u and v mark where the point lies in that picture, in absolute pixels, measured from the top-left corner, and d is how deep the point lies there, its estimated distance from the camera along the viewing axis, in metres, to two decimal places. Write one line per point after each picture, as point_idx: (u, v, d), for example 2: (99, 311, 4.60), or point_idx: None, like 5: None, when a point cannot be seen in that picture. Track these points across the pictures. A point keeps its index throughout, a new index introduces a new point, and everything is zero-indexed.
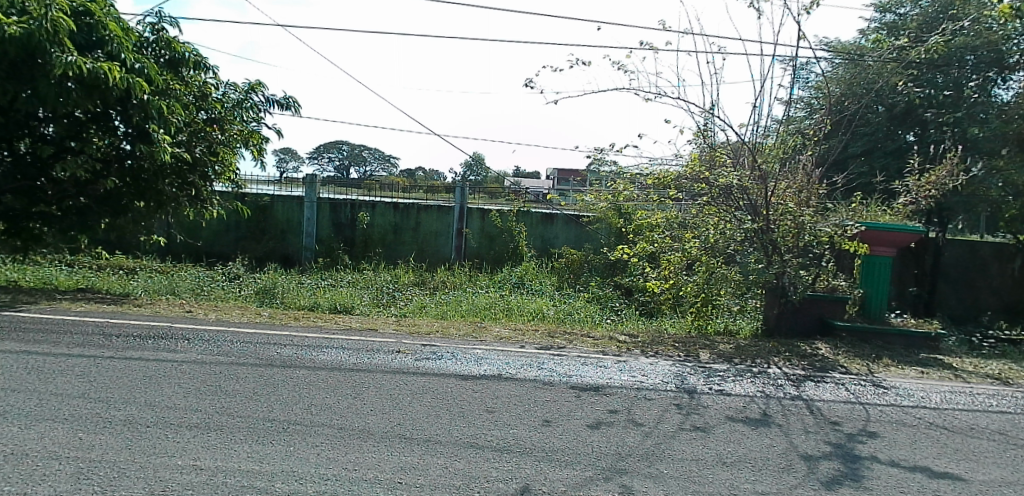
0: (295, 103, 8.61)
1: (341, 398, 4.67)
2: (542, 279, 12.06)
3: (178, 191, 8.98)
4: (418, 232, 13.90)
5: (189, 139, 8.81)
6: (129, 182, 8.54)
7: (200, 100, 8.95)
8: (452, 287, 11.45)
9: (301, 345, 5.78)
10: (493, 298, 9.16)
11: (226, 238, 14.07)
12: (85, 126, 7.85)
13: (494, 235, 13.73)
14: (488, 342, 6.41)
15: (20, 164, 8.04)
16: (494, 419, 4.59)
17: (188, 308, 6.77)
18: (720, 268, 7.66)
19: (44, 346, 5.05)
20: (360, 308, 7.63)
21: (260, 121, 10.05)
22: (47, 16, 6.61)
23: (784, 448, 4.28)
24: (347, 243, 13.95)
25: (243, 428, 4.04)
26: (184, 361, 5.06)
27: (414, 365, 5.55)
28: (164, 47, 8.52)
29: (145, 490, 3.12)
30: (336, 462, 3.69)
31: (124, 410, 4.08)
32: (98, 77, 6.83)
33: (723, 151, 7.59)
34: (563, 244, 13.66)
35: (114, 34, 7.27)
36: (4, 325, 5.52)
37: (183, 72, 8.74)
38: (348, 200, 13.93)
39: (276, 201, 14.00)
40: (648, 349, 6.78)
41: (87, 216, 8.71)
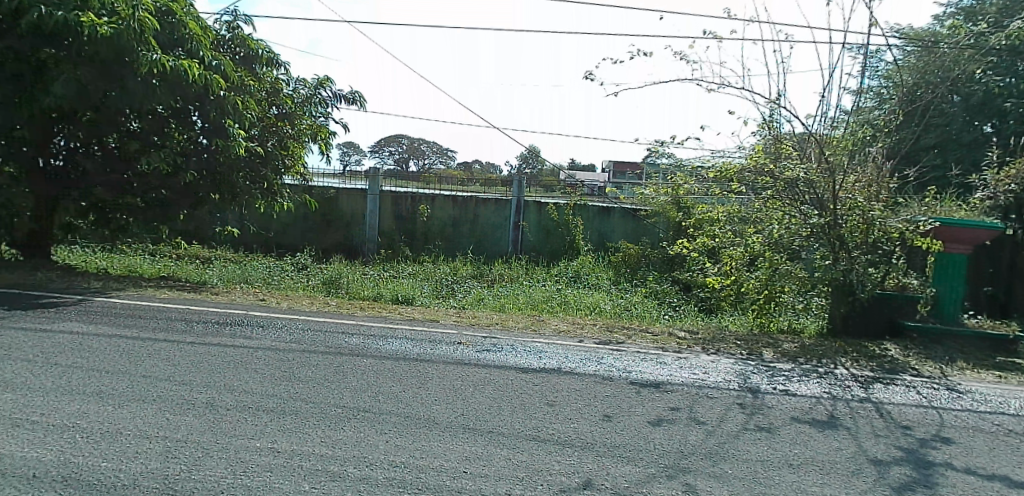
0: (360, 96, 8.65)
1: (406, 388, 4.75)
2: (599, 272, 11.96)
3: (251, 185, 9.12)
4: (476, 225, 14.04)
5: (262, 133, 9.12)
6: (206, 175, 8.81)
7: (272, 96, 9.22)
8: (510, 280, 11.46)
9: (367, 334, 5.90)
10: (550, 291, 9.12)
11: (295, 230, 14.45)
12: (167, 122, 8.32)
13: (551, 228, 13.69)
14: (547, 336, 6.41)
15: (110, 158, 8.59)
16: (554, 412, 4.58)
17: (261, 297, 7.05)
18: (785, 264, 7.40)
19: (133, 330, 5.33)
20: (420, 300, 7.72)
21: (328, 116, 10.29)
22: (134, 16, 6.85)
23: (851, 451, 4.12)
24: (408, 236, 14.17)
25: (318, 413, 4.19)
26: (259, 347, 5.24)
27: (475, 356, 5.58)
28: (239, 45, 8.86)
29: (229, 473, 3.32)
30: (403, 450, 3.77)
31: (206, 393, 4.28)
32: (180, 74, 7.10)
33: (790, 142, 7.33)
34: (619, 237, 13.61)
35: (194, 33, 7.51)
36: (97, 309, 5.86)
37: (257, 69, 9.08)
38: (409, 193, 14.17)
39: (341, 193, 14.32)
40: (709, 346, 6.62)
41: (169, 208, 9.04)
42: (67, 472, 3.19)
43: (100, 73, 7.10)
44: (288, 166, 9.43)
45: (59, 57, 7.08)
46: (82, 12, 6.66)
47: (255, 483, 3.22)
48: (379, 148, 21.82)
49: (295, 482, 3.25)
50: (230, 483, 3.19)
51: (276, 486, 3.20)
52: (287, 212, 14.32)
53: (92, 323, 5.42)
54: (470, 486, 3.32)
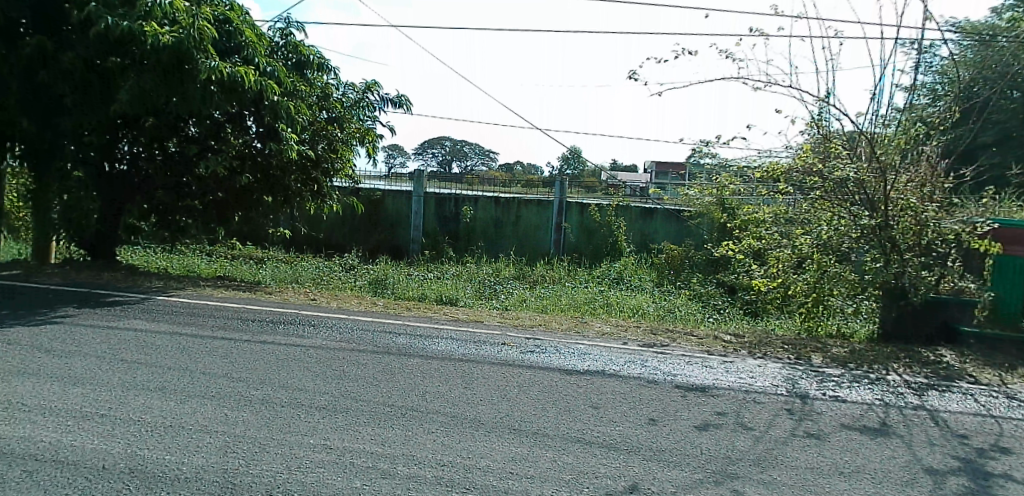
0: (406, 100, 8.73)
1: (453, 387, 4.80)
2: (642, 274, 11.84)
3: (302, 187, 9.41)
4: (518, 225, 14.08)
5: (312, 138, 9.27)
6: (259, 178, 9.06)
7: (323, 100, 9.35)
8: (552, 281, 11.45)
9: (414, 334, 5.98)
10: (592, 293, 9.08)
11: (342, 230, 14.77)
12: (222, 126, 8.50)
13: (593, 229, 13.62)
14: (591, 338, 6.38)
15: (170, 161, 8.91)
16: (599, 415, 4.57)
17: (312, 296, 7.22)
18: (834, 266, 7.16)
19: (193, 328, 5.54)
20: (463, 300, 7.79)
21: (375, 119, 10.35)
22: (194, 24, 7.06)
23: (905, 460, 3.99)
24: (451, 237, 14.35)
25: (367, 411, 4.27)
26: (311, 346, 5.37)
27: (520, 357, 5.61)
28: (292, 51, 9.00)
29: (285, 468, 3.42)
30: (450, 449, 3.81)
31: (262, 390, 4.42)
32: (236, 80, 7.28)
33: (839, 141, 7.16)
34: (663, 238, 13.31)
35: (250, 40, 7.79)
36: (158, 307, 6.10)
37: (308, 74, 9.19)
38: (452, 194, 14.36)
39: (386, 195, 14.59)
40: (756, 350, 6.50)
41: (224, 210, 9.43)
42: (134, 464, 3.34)
43: (162, 80, 7.21)
44: (337, 168, 9.65)
45: (123, 65, 7.31)
46: (146, 22, 6.86)
47: (308, 479, 3.30)
48: (421, 151, 22.12)
49: (347, 478, 3.32)
50: (283, 478, 3.28)
51: (329, 482, 3.28)
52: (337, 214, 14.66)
53: (154, 320, 5.65)
54: (516, 487, 3.33)
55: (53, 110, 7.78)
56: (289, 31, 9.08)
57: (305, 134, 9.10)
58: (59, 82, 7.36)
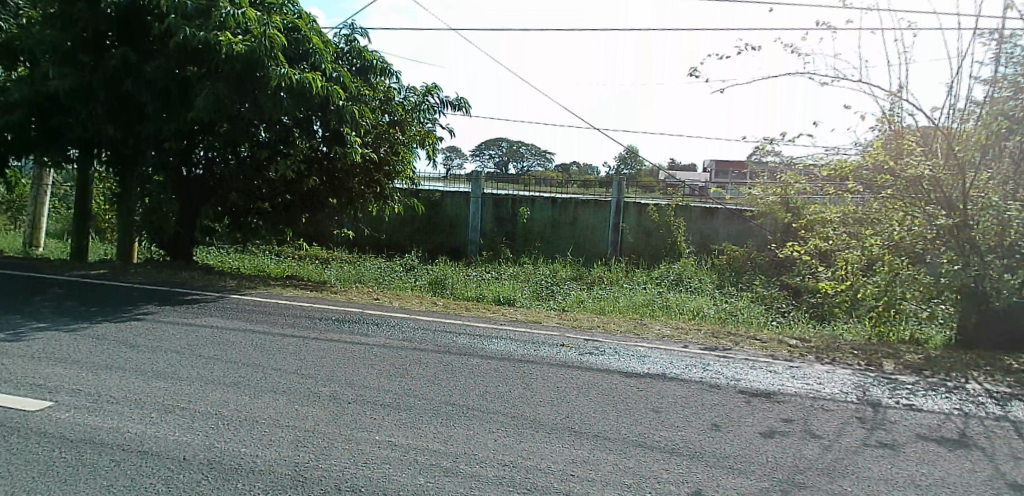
0: (465, 103, 8.68)
1: (513, 388, 4.82)
2: (702, 275, 11.59)
3: (365, 189, 9.74)
4: (575, 227, 14.03)
5: (375, 141, 9.41)
6: (325, 180, 9.49)
7: (385, 104, 9.47)
8: (610, 283, 11.33)
9: (473, 334, 6.04)
10: (650, 294, 8.93)
11: (404, 231, 15.11)
12: (291, 131, 8.62)
13: (651, 230, 13.44)
14: (650, 340, 6.28)
15: (242, 166, 9.17)
16: (659, 419, 4.49)
17: (375, 296, 7.39)
18: (907, 269, 6.83)
19: (263, 325, 5.77)
20: (521, 301, 7.81)
21: (435, 122, 10.37)
22: (265, 34, 7.32)
23: (989, 474, 3.74)
24: (508, 237, 14.45)
25: (429, 409, 4.35)
26: (374, 344, 5.49)
27: (579, 359, 5.57)
28: (356, 57, 9.21)
29: (352, 462, 3.51)
30: (511, 449, 3.83)
31: (329, 386, 4.55)
32: (305, 86, 7.52)
33: (912, 137, 6.81)
34: (724, 239, 13.04)
35: (317, 47, 8.00)
36: (233, 305, 6.40)
37: (372, 79, 9.41)
38: (510, 196, 14.46)
39: (445, 197, 14.81)
40: (824, 355, 6.26)
41: (292, 212, 9.79)
42: (212, 455, 3.49)
43: (236, 88, 7.53)
44: (399, 171, 9.77)
45: (201, 74, 7.69)
46: (221, 32, 7.18)
47: (374, 475, 3.38)
48: (477, 152, 22.33)
49: (411, 475, 3.39)
50: (350, 473, 3.37)
51: (394, 478, 3.34)
52: (398, 215, 15.01)
53: (228, 318, 5.91)
54: (576, 489, 3.31)
55: (137, 118, 8.28)
56: (353, 38, 9.29)
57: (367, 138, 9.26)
58: (143, 92, 7.81)
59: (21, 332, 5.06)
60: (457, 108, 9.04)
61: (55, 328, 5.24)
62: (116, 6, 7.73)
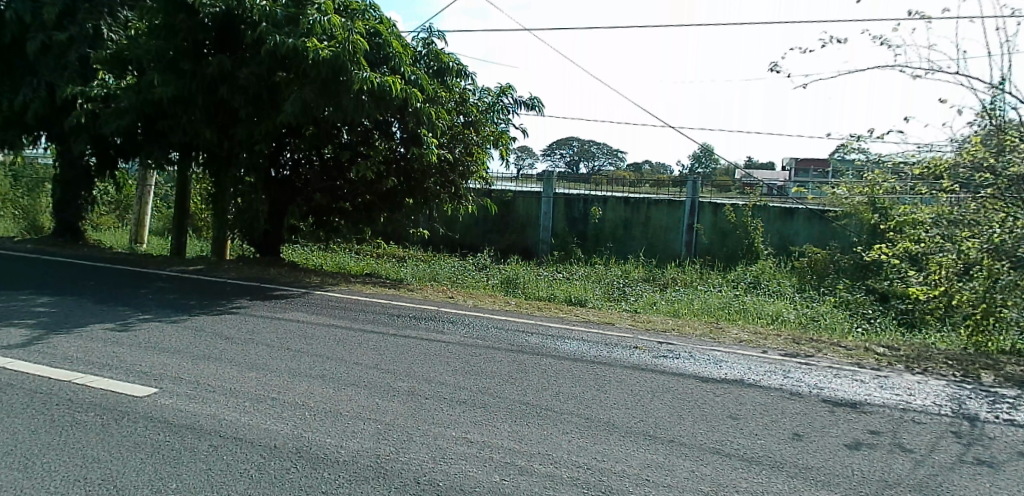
0: (538, 103, 8.69)
1: (586, 389, 4.79)
2: (781, 279, 11.17)
3: (441, 189, 9.74)
4: (648, 226, 13.84)
5: (449, 142, 9.54)
6: (403, 181, 9.57)
7: (460, 105, 9.56)
8: (683, 284, 11.09)
9: (545, 334, 6.06)
10: (726, 297, 8.68)
11: (476, 232, 15.41)
12: (371, 133, 9.08)
13: (727, 231, 13.05)
14: (727, 345, 6.11)
15: (326, 167, 9.75)
16: (738, 426, 4.36)
17: (451, 294, 7.52)
18: (1007, 275, 6.37)
19: (345, 320, 6.00)
20: (592, 302, 7.76)
21: (509, 123, 10.36)
22: (348, 39, 7.54)
23: None
24: (580, 237, 14.43)
25: (503, 408, 4.39)
26: (450, 342, 5.60)
27: (653, 362, 5.49)
28: (434, 60, 9.36)
29: (430, 456, 3.60)
30: (586, 451, 3.81)
31: (407, 381, 4.68)
32: (385, 89, 7.71)
33: (1016, 132, 6.27)
34: (805, 241, 12.49)
35: (397, 50, 8.22)
36: (318, 300, 6.69)
37: (448, 81, 9.53)
38: (582, 195, 14.41)
39: (518, 197, 15.01)
40: (915, 364, 5.92)
41: (372, 211, 10.02)
42: (300, 445, 3.65)
43: (321, 91, 7.76)
44: (473, 171, 9.79)
45: (289, 79, 8.06)
46: (308, 38, 7.48)
47: (452, 470, 3.45)
48: (548, 152, 22.42)
49: (487, 472, 3.43)
50: (428, 467, 3.45)
51: (470, 474, 3.40)
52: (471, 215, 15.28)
53: (313, 312, 6.19)
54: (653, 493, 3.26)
55: (231, 121, 8.84)
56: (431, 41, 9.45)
57: (442, 138, 9.40)
58: (237, 97, 8.28)
59: (129, 323, 5.48)
60: (530, 108, 9.07)
61: (157, 319, 5.63)
62: (213, 16, 8.18)
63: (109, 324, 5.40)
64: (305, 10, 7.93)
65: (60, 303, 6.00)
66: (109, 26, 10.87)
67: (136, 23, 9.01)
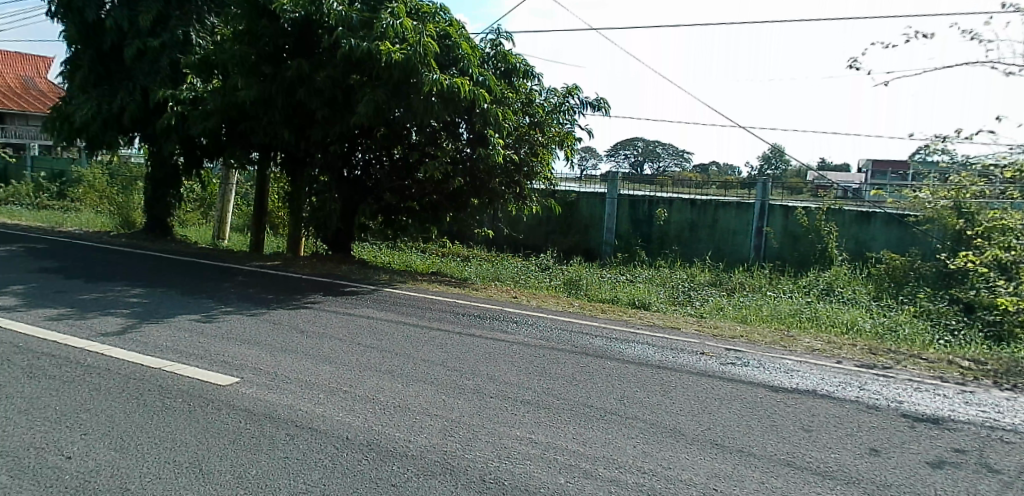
0: (603, 103, 8.60)
1: (651, 394, 4.73)
2: (857, 285, 10.67)
3: (506, 190, 9.65)
4: (715, 229, 13.51)
5: (515, 142, 9.42)
6: (469, 181, 9.56)
7: (526, 106, 9.51)
8: (751, 290, 10.79)
9: (609, 337, 6.01)
10: (797, 304, 8.39)
11: (539, 232, 15.47)
12: (439, 133, 9.12)
13: (799, 234, 12.63)
14: (799, 354, 5.91)
15: (395, 168, 9.89)
16: (811, 438, 4.18)
17: (514, 295, 7.56)
18: None
19: (413, 317, 6.13)
20: (657, 305, 7.64)
21: (575, 123, 10.19)
22: (420, 41, 7.69)
23: None
24: (644, 240, 14.26)
25: (568, 410, 4.38)
26: (515, 342, 5.64)
27: (720, 369, 5.37)
28: (501, 61, 9.43)
29: (496, 455, 3.64)
30: (651, 457, 3.76)
31: (472, 380, 4.74)
32: (453, 90, 7.77)
33: None
34: (882, 247, 11.92)
35: (466, 52, 8.33)
36: (386, 297, 6.85)
37: (514, 81, 9.57)
38: (646, 197, 14.20)
39: (581, 197, 14.98)
40: (1006, 380, 5.53)
41: (438, 211, 10.12)
42: (370, 438, 3.75)
43: (392, 94, 8.07)
44: (538, 172, 9.68)
45: (362, 81, 8.28)
46: (381, 42, 7.68)
47: (516, 470, 3.46)
48: (612, 153, 22.29)
49: (553, 473, 3.43)
50: (494, 466, 3.48)
51: (535, 475, 3.41)
52: (535, 215, 15.41)
53: (382, 309, 6.36)
54: None
55: (307, 122, 9.10)
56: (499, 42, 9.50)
57: (508, 139, 9.32)
58: (314, 100, 8.54)
59: (212, 314, 5.77)
60: (596, 108, 8.97)
61: (238, 312, 5.92)
62: (293, 21, 8.54)
63: (195, 315, 5.71)
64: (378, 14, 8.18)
65: (150, 294, 6.40)
66: (198, 31, 11.47)
67: (222, 30, 9.58)
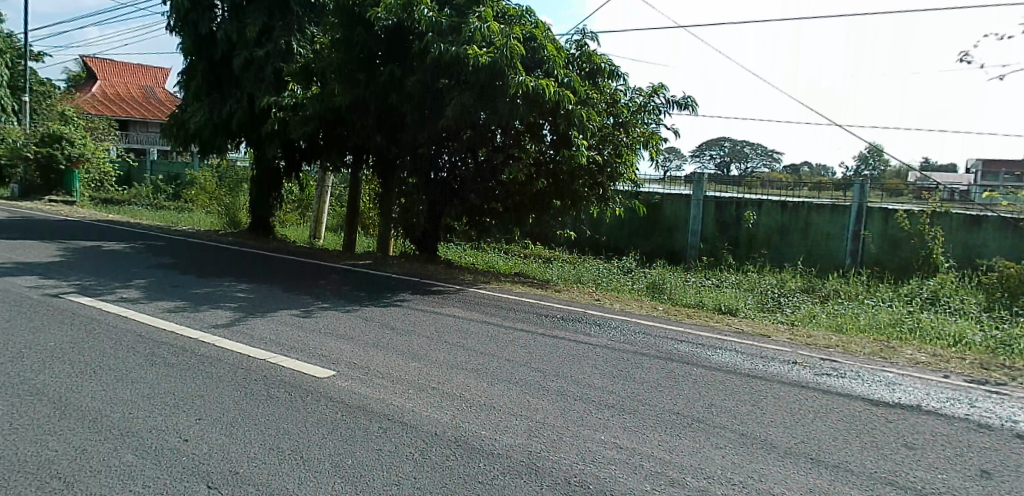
0: (691, 103, 8.41)
1: (741, 404, 4.60)
2: (967, 294, 10.08)
3: (589, 192, 9.57)
4: (807, 233, 13.02)
5: (599, 143, 9.35)
6: (552, 183, 9.55)
7: (611, 106, 9.42)
8: (847, 298, 10.27)
9: (695, 342, 5.89)
10: (899, 313, 7.93)
11: (622, 234, 15.44)
12: (522, 135, 9.17)
13: (900, 240, 11.88)
14: (900, 366, 5.59)
15: (480, 170, 9.85)
16: (915, 457, 3.91)
17: (596, 297, 7.54)
18: None
19: (497, 317, 6.23)
20: (744, 311, 7.42)
21: (660, 123, 9.97)
22: (506, 44, 7.76)
23: None
24: (731, 243, 13.86)
25: (654, 416, 4.32)
26: (598, 344, 5.63)
27: (814, 380, 5.16)
28: (586, 61, 9.36)
29: (581, 458, 3.65)
30: (740, 469, 3.64)
31: (556, 381, 4.78)
32: (539, 92, 7.80)
33: None
34: (995, 255, 11.21)
35: (551, 54, 8.34)
36: (471, 297, 7.00)
37: (599, 82, 9.47)
38: (733, 199, 13.82)
39: (665, 199, 14.75)
40: None
41: (521, 211, 10.04)
42: (458, 434, 3.85)
43: (479, 96, 8.21)
44: (622, 174, 9.51)
45: (450, 85, 8.46)
46: (469, 45, 7.83)
47: (600, 474, 3.45)
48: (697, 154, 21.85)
49: (638, 480, 3.39)
50: (581, 469, 3.49)
51: (621, 481, 3.38)
52: (617, 218, 15.34)
53: (466, 308, 6.49)
54: None
55: (398, 126, 9.48)
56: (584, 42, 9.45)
57: (593, 140, 9.23)
58: (404, 104, 8.96)
59: (310, 310, 6.08)
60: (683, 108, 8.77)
61: (333, 308, 6.20)
62: (386, 28, 8.92)
63: (294, 310, 6.04)
64: (466, 19, 8.37)
65: (254, 288, 6.82)
66: (299, 41, 12.05)
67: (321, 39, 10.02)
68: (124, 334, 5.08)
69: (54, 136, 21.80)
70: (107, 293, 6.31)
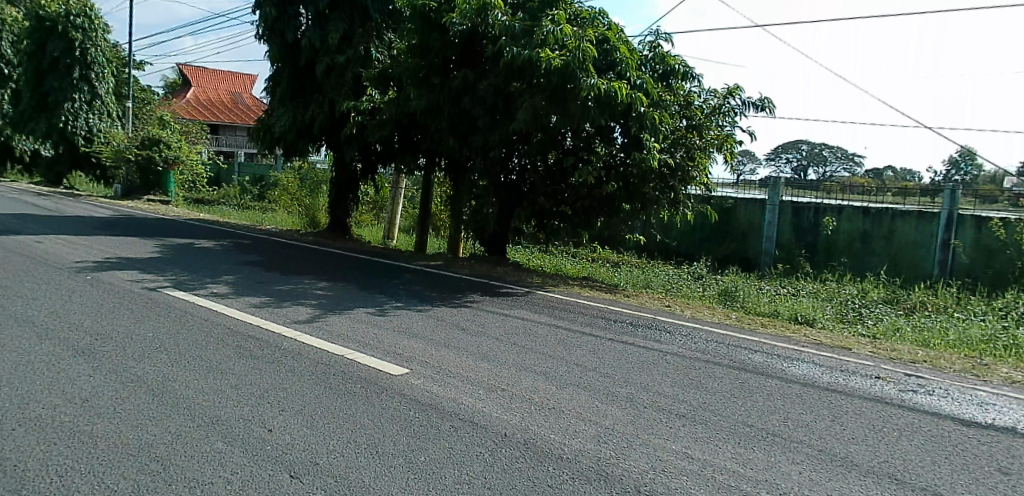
0: (769, 104, 8.17)
1: (819, 418, 4.45)
2: None
3: (660, 195, 9.40)
4: (891, 240, 12.39)
5: (671, 146, 9.20)
6: (622, 185, 9.46)
7: (683, 108, 9.28)
8: (934, 310, 9.77)
9: (771, 353, 5.75)
10: (993, 328, 7.45)
11: (692, 239, 15.17)
12: (593, 138, 9.23)
13: (995, 250, 11.10)
14: (994, 385, 5.27)
15: (550, 174, 10.06)
16: (1012, 482, 3.63)
17: (666, 303, 7.46)
18: None
19: (566, 321, 6.25)
20: (822, 321, 7.17)
21: (735, 125, 9.62)
22: (579, 46, 7.67)
23: None
24: (808, 250, 13.45)
25: (727, 428, 4.24)
26: (669, 352, 5.57)
27: (899, 396, 4.94)
28: (659, 62, 9.22)
29: (652, 466, 3.62)
30: (818, 486, 3.49)
31: (625, 388, 4.76)
32: (610, 94, 7.82)
33: None
34: None
35: (624, 56, 8.28)
36: (541, 300, 7.06)
37: (672, 83, 9.35)
38: (811, 204, 13.39)
39: (740, 204, 14.46)
40: None
41: (591, 214, 10.06)
42: (526, 437, 3.90)
43: (551, 99, 8.15)
44: (694, 177, 9.36)
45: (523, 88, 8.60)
46: (542, 49, 7.84)
47: (670, 484, 3.41)
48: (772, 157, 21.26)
49: (710, 492, 3.33)
50: (652, 477, 3.47)
51: (691, 492, 3.32)
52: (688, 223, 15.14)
53: (535, 311, 6.55)
54: None
55: (470, 129, 9.60)
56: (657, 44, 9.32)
57: (664, 142, 9.10)
58: (477, 107, 9.08)
59: (384, 308, 6.28)
60: (757, 107, 8.55)
61: (406, 307, 6.38)
62: (460, 33, 9.06)
63: (369, 308, 6.25)
64: (539, 22, 8.34)
65: (332, 286, 7.10)
66: (376, 46, 12.47)
67: (397, 45, 10.34)
68: (214, 327, 5.40)
69: (154, 139, 23.41)
70: (200, 288, 6.71)
